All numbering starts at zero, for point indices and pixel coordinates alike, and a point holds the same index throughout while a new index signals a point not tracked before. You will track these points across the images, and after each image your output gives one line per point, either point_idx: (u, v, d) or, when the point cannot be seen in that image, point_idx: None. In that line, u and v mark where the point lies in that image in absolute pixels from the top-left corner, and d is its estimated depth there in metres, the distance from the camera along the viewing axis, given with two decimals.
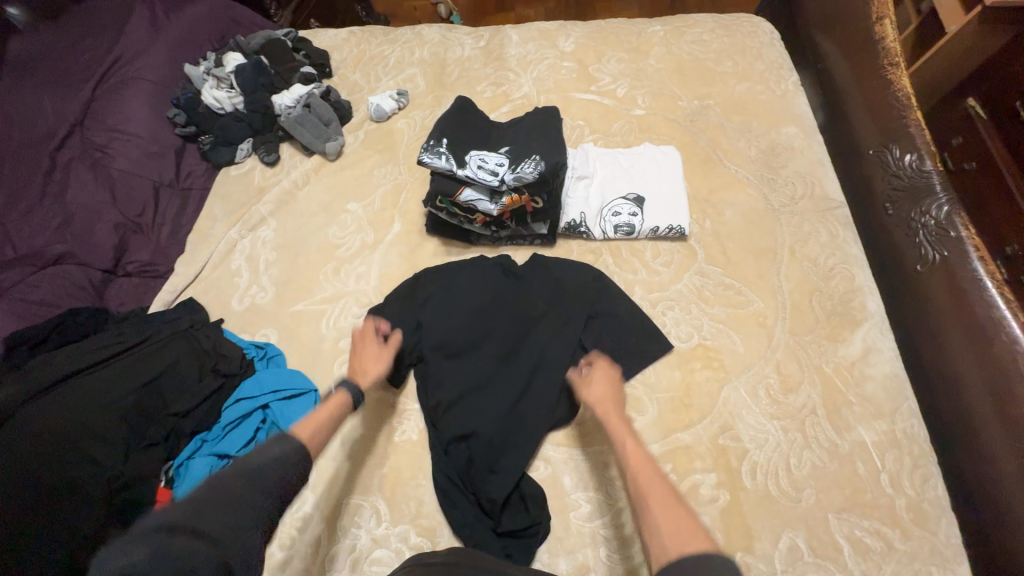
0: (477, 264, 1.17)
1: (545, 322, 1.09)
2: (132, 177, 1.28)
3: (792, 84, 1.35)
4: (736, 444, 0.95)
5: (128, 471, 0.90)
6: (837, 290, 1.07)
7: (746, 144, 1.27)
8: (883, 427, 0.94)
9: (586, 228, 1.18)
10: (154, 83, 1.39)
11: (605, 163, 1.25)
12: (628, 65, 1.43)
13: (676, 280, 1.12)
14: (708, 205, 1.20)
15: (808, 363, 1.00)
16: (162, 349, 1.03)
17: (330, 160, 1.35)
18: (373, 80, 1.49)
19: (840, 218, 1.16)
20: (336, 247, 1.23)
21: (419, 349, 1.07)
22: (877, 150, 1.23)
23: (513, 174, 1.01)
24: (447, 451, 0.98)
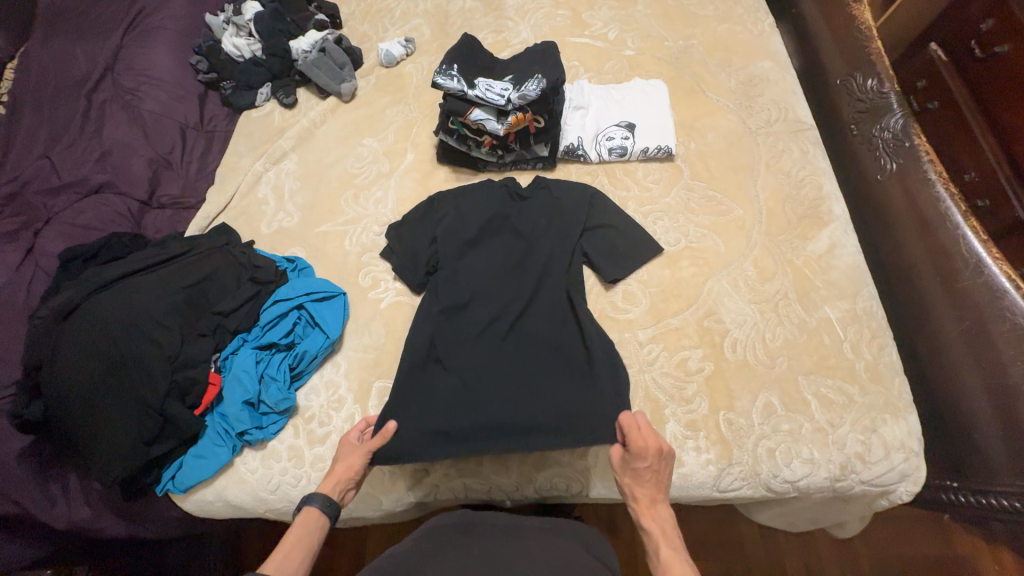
0: (485, 186, 1.26)
1: (549, 232, 1.20)
2: (162, 118, 1.39)
3: (768, 25, 1.49)
4: (719, 325, 1.08)
5: (183, 356, 1.01)
6: (807, 197, 1.21)
7: (726, 77, 1.39)
8: (845, 306, 1.08)
9: (583, 151, 1.29)
10: (177, 32, 1.48)
11: (599, 96, 1.37)
12: (619, 12, 1.54)
13: (665, 195, 1.25)
14: (692, 129, 1.32)
15: (782, 257, 1.14)
16: (204, 259, 1.14)
17: (344, 101, 1.46)
18: (381, 30, 1.60)
19: (810, 137, 1.29)
20: (354, 176, 1.34)
21: (432, 260, 1.18)
22: (844, 79, 1.36)
23: (519, 93, 1.13)
24: (462, 343, 1.09)
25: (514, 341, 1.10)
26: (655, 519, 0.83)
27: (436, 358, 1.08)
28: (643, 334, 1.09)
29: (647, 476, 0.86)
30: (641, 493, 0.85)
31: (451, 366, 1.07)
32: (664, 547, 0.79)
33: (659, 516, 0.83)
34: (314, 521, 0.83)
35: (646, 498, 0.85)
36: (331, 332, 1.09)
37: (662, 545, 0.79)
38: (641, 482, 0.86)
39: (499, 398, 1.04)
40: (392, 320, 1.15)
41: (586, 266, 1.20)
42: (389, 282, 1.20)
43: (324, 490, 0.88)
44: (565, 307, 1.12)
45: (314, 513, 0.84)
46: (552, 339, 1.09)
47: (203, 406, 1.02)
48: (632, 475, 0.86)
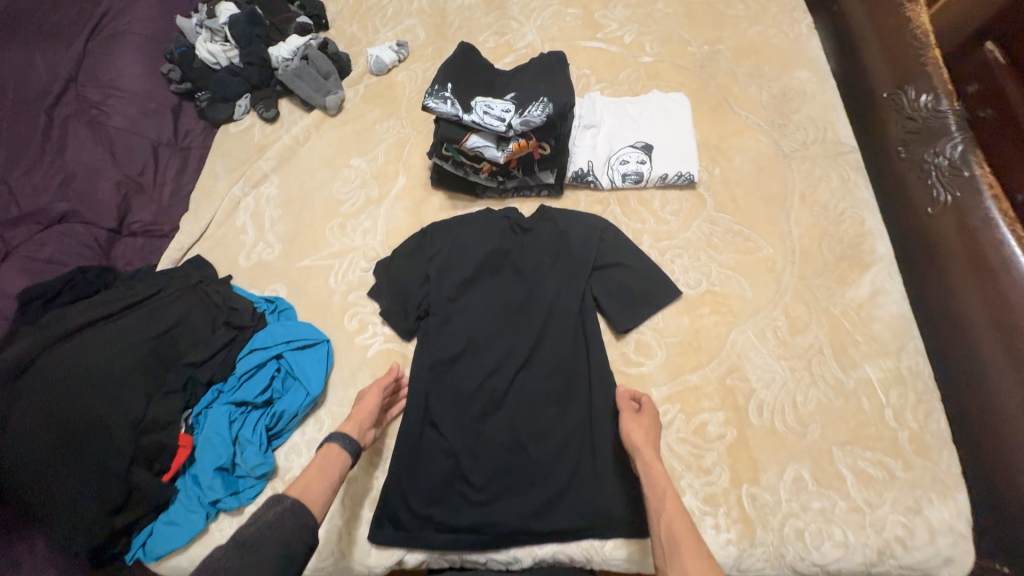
0: (484, 217, 1.13)
1: (554, 272, 1.08)
2: (131, 136, 1.27)
3: (805, 27, 1.33)
4: (744, 384, 0.96)
5: (150, 417, 0.92)
6: (847, 234, 1.07)
7: (758, 89, 1.24)
8: (888, 364, 0.95)
9: (593, 177, 1.15)
10: (146, 37, 1.35)
11: (613, 111, 1.22)
12: (636, 11, 1.38)
13: (684, 229, 1.12)
14: (717, 151, 1.18)
15: (816, 305, 1.01)
16: (174, 301, 1.05)
17: (330, 114, 1.32)
18: (371, 32, 1.45)
19: (852, 162, 1.15)
20: (340, 203, 1.22)
21: (422, 304, 1.07)
22: (891, 93, 1.19)
23: (521, 118, 0.99)
24: (458, 399, 1.00)
25: (512, 399, 1.00)
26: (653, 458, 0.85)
27: (429, 417, 0.99)
28: (658, 392, 0.98)
29: (642, 418, 0.90)
30: (637, 439, 0.87)
31: (445, 427, 0.98)
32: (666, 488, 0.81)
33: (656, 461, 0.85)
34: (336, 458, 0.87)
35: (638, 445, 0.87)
36: (313, 387, 1.00)
37: (666, 486, 0.81)
38: (637, 425, 0.89)
39: (496, 465, 0.95)
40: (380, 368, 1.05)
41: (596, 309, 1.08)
42: (377, 327, 1.09)
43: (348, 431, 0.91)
44: (570, 360, 1.01)
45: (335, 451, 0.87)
46: (555, 398, 0.99)
47: (173, 470, 0.93)
48: (632, 420, 0.90)
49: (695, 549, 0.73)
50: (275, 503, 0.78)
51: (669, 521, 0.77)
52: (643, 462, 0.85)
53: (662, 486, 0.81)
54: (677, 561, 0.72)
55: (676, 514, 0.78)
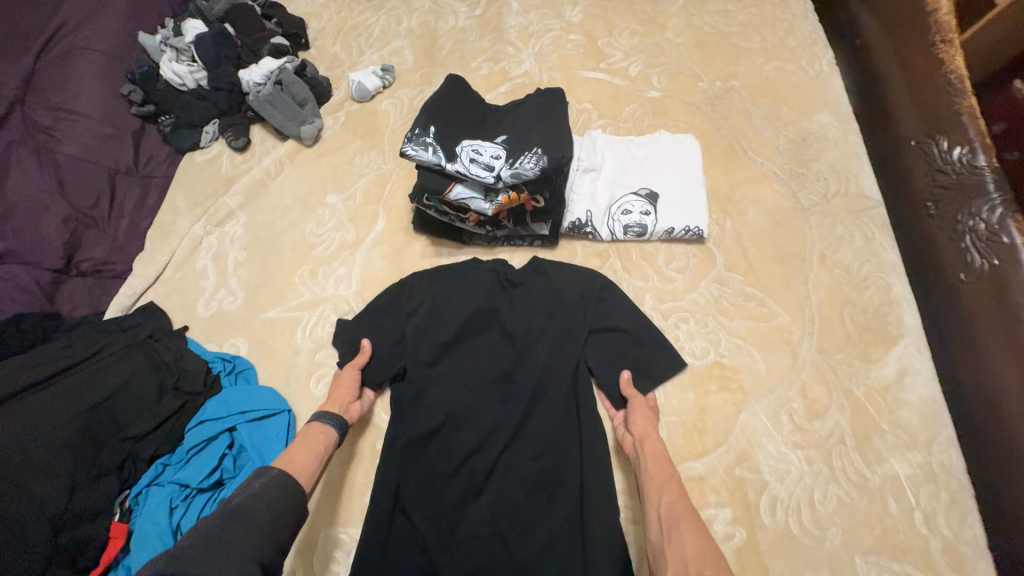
0: (467, 271, 1.01)
1: (545, 337, 0.95)
2: (83, 163, 1.13)
3: (826, 63, 1.23)
4: (755, 476, 0.86)
5: (75, 508, 0.79)
6: (871, 303, 0.97)
7: (773, 133, 1.14)
8: (918, 459, 0.85)
9: (592, 228, 1.04)
10: (105, 54, 1.23)
11: (615, 152, 1.11)
12: (642, 39, 1.27)
13: (691, 289, 1.01)
14: (729, 202, 1.08)
15: (837, 386, 0.90)
16: (117, 363, 0.92)
17: (306, 145, 1.21)
18: (355, 53, 1.33)
19: (875, 219, 1.05)
20: (313, 246, 1.11)
21: (395, 368, 0.95)
22: (920, 141, 1.02)
23: (511, 169, 0.88)
24: (433, 484, 0.88)
25: (494, 483, 0.88)
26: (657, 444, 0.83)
27: (399, 504, 0.88)
28: None
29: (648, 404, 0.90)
30: (642, 428, 0.85)
31: (416, 517, 0.86)
32: (668, 469, 0.78)
33: (659, 446, 0.82)
34: (320, 434, 0.83)
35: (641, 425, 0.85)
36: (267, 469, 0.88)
37: (667, 469, 0.79)
38: (644, 410, 0.88)
39: (472, 563, 0.83)
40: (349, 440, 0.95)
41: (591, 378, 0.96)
42: None
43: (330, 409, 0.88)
44: (560, 439, 0.90)
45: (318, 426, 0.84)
46: (543, 485, 0.88)
47: (102, 565, 0.80)
48: (638, 407, 0.88)
49: (693, 522, 0.69)
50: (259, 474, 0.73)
51: (669, 500, 0.73)
52: (644, 446, 0.82)
53: (665, 469, 0.78)
54: (676, 536, 0.68)
55: (679, 494, 0.74)
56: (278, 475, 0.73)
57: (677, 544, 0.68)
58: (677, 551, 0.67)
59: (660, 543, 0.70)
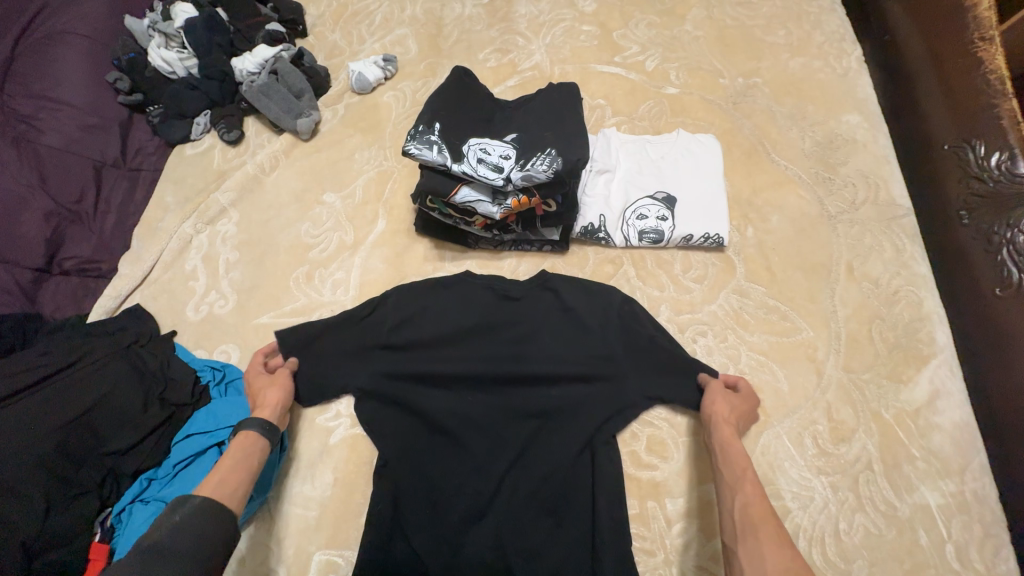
0: (465, 282, 0.94)
1: (552, 355, 0.89)
2: (66, 155, 1.06)
3: (855, 61, 1.16)
4: (776, 503, 0.80)
5: (49, 531, 0.74)
6: (901, 318, 0.91)
7: (799, 134, 1.07)
8: (950, 488, 0.80)
9: (605, 233, 0.98)
10: (89, 39, 1.16)
11: (630, 153, 1.04)
12: (660, 32, 1.20)
13: (709, 300, 0.95)
14: (751, 208, 1.01)
15: (865, 408, 0.85)
16: (99, 372, 0.86)
17: (302, 139, 1.14)
18: (356, 41, 1.26)
19: (906, 228, 0.98)
20: (309, 247, 1.05)
21: (384, 385, 0.88)
22: (954, 145, 0.95)
23: (522, 171, 0.82)
24: (433, 505, 0.83)
25: (496, 508, 0.83)
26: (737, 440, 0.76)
27: (400, 526, 0.82)
28: (672, 506, 0.84)
29: (738, 400, 0.82)
30: (719, 414, 0.79)
31: (416, 540, 0.81)
32: (748, 466, 0.71)
33: (730, 433, 0.77)
34: (252, 441, 0.77)
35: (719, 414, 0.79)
36: (262, 490, 0.85)
37: (747, 466, 0.71)
38: (726, 402, 0.81)
39: None
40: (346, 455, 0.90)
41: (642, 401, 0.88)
42: (341, 406, 0.93)
43: (262, 415, 0.82)
44: (568, 464, 0.84)
45: (251, 435, 0.77)
46: (550, 511, 0.82)
47: None
48: (722, 399, 0.81)
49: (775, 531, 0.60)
50: (178, 505, 0.65)
51: (744, 501, 0.65)
52: (722, 440, 0.76)
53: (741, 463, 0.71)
54: (754, 542, 0.60)
55: (756, 494, 0.65)
56: (204, 502, 0.66)
57: (752, 552, 0.59)
58: (752, 559, 0.58)
59: (732, 548, 0.62)
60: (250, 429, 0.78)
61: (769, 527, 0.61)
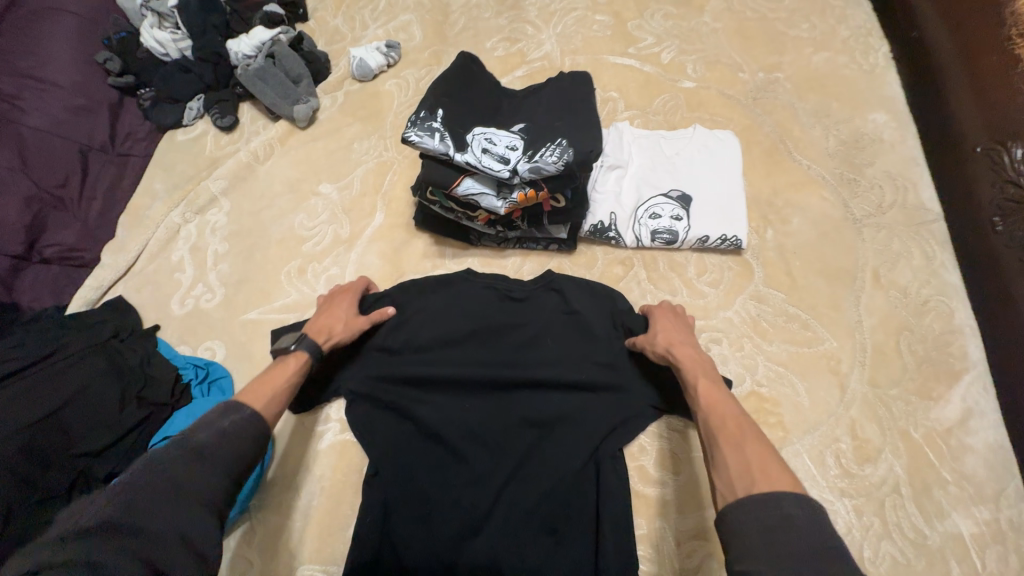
0: (463, 282, 0.89)
1: (555, 358, 0.84)
2: (50, 137, 1.01)
3: (882, 57, 1.10)
4: None
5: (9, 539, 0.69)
6: (931, 331, 0.85)
7: (822, 133, 1.01)
8: (985, 515, 0.74)
9: (615, 233, 0.92)
10: (80, 17, 1.11)
11: (643, 148, 0.98)
12: (677, 23, 1.14)
13: (725, 306, 0.89)
14: (771, 209, 0.96)
15: (892, 427, 0.79)
16: (74, 367, 0.81)
17: (299, 127, 1.09)
18: (358, 27, 1.21)
19: (936, 234, 0.93)
20: (302, 240, 1.00)
21: (374, 389, 0.83)
22: (987, 148, 0.88)
23: (530, 163, 0.76)
24: (425, 518, 0.77)
25: (493, 524, 0.77)
26: (690, 356, 0.72)
27: (391, 542, 0.76)
28: (683, 527, 0.78)
29: (672, 325, 0.78)
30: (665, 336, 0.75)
31: (406, 555, 0.75)
32: (702, 379, 0.67)
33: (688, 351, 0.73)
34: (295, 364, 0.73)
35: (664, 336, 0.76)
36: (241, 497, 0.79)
37: (700, 379, 0.68)
38: (669, 325, 0.78)
39: None
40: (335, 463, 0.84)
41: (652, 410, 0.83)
42: (331, 411, 0.87)
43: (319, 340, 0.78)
44: (572, 479, 0.78)
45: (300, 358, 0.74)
46: (552, 529, 0.76)
47: None
48: (661, 326, 0.78)
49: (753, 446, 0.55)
50: (231, 412, 0.61)
51: (705, 416, 0.62)
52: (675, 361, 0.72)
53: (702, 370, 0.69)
54: (716, 454, 0.57)
55: (716, 404, 0.63)
56: None
57: (718, 463, 0.56)
58: (719, 471, 0.55)
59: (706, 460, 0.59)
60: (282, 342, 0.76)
61: (732, 428, 0.58)
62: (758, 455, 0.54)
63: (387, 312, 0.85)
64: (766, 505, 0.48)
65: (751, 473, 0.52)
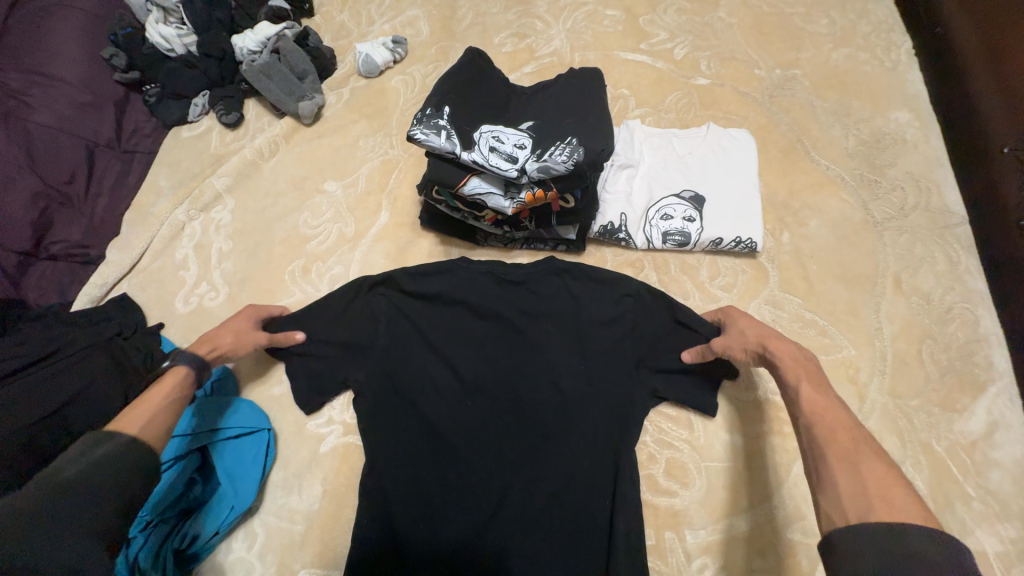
0: (460, 271, 0.86)
1: (560, 354, 0.82)
2: (56, 134, 1.00)
3: (905, 54, 1.06)
4: (809, 541, 0.74)
5: None
6: (955, 339, 0.82)
7: (842, 132, 0.98)
8: (1011, 533, 0.70)
9: (626, 234, 0.90)
10: (88, 14, 1.11)
11: (655, 147, 0.96)
12: (691, 18, 1.11)
13: (738, 311, 0.87)
14: (787, 211, 0.92)
15: (913, 439, 0.76)
16: (75, 366, 0.81)
17: (304, 124, 1.08)
18: (364, 22, 1.19)
19: (961, 239, 0.89)
20: (307, 239, 0.99)
21: (378, 387, 0.82)
22: (1017, 149, 0.84)
23: (539, 162, 0.74)
24: (430, 519, 0.76)
25: (501, 524, 0.76)
26: (786, 349, 0.67)
27: (394, 546, 0.75)
28: (693, 539, 0.76)
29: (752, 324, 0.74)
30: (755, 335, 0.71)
31: (411, 557, 0.75)
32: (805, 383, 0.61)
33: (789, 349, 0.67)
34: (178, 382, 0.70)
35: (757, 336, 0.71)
36: (242, 500, 0.77)
37: (801, 379, 0.61)
38: (752, 322, 0.74)
39: None
40: (338, 463, 0.83)
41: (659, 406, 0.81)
42: (335, 411, 0.86)
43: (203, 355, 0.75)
44: (579, 482, 0.76)
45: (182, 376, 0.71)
46: (560, 533, 0.75)
47: None
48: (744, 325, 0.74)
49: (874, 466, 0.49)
50: (104, 440, 0.59)
51: (809, 422, 0.57)
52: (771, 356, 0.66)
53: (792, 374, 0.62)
54: (821, 467, 0.52)
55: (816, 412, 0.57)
56: None
57: (823, 479, 0.51)
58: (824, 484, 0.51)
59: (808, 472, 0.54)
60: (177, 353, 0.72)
61: (845, 443, 0.52)
62: (875, 477, 0.48)
63: (297, 338, 0.83)
64: (885, 534, 0.43)
65: (868, 497, 0.47)
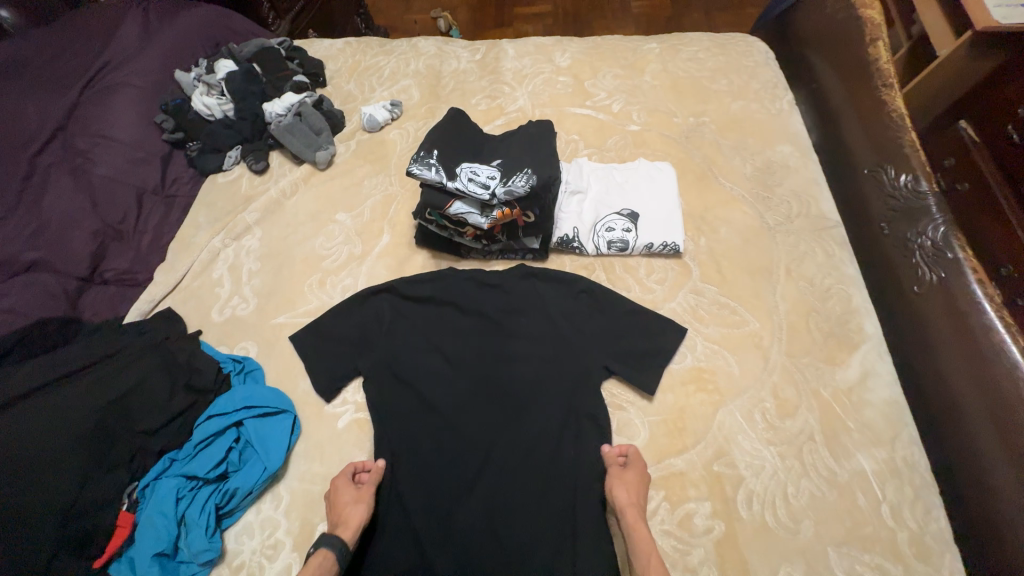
0: (448, 278, 1.09)
1: (528, 339, 1.03)
2: (114, 183, 1.23)
3: (786, 103, 1.37)
4: (732, 471, 0.91)
5: (86, 497, 0.85)
6: (834, 311, 1.05)
7: (741, 162, 1.27)
8: (883, 455, 0.91)
9: (579, 243, 1.14)
10: (141, 88, 1.37)
11: (599, 176, 1.23)
12: (624, 81, 1.43)
13: (669, 298, 1.10)
14: (703, 222, 1.19)
15: (806, 387, 0.97)
16: (134, 362, 0.99)
17: (319, 168, 1.33)
18: (367, 90, 1.49)
19: (836, 238, 1.14)
20: (322, 258, 1.21)
21: (385, 373, 1.02)
22: (872, 170, 1.14)
23: (504, 188, 0.99)
24: (430, 476, 0.94)
25: (485, 478, 0.93)
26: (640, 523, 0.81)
27: (400, 500, 0.92)
28: None
29: (626, 475, 0.87)
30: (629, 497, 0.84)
31: (413, 509, 0.91)
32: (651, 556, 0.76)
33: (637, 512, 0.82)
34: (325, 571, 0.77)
35: (631, 496, 0.83)
36: (271, 464, 0.93)
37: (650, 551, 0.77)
38: (629, 482, 0.86)
39: (466, 556, 0.88)
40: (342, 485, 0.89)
41: (610, 377, 1.01)
42: (348, 394, 1.02)
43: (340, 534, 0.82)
44: (548, 438, 0.95)
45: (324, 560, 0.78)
46: (535, 482, 0.92)
47: (105, 556, 0.84)
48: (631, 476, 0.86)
49: None
50: None
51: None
52: (630, 522, 0.81)
53: (646, 552, 0.77)
54: None
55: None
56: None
57: None
58: None
59: None
60: (328, 548, 0.79)
61: None
62: None
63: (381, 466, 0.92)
64: None
65: None
